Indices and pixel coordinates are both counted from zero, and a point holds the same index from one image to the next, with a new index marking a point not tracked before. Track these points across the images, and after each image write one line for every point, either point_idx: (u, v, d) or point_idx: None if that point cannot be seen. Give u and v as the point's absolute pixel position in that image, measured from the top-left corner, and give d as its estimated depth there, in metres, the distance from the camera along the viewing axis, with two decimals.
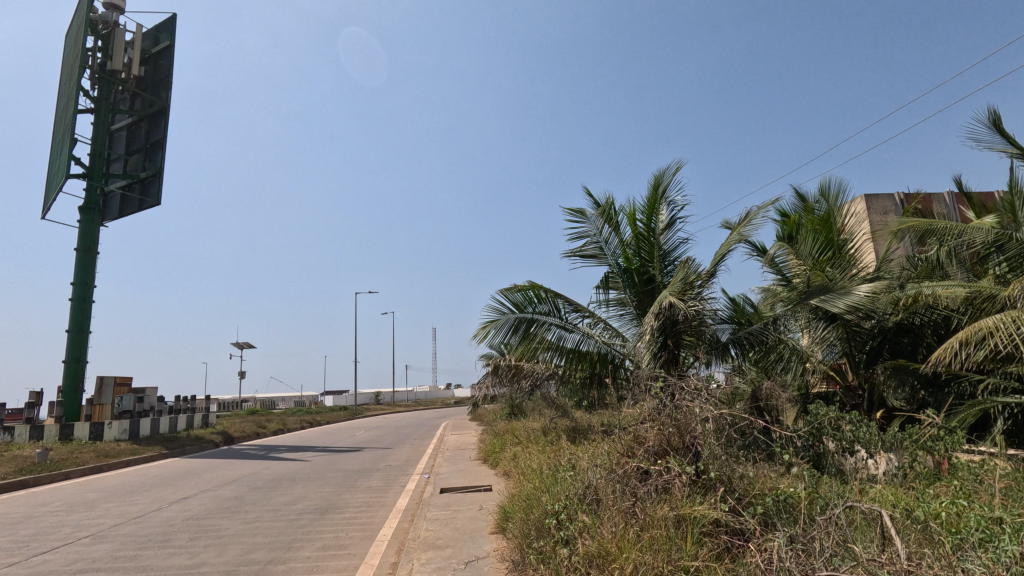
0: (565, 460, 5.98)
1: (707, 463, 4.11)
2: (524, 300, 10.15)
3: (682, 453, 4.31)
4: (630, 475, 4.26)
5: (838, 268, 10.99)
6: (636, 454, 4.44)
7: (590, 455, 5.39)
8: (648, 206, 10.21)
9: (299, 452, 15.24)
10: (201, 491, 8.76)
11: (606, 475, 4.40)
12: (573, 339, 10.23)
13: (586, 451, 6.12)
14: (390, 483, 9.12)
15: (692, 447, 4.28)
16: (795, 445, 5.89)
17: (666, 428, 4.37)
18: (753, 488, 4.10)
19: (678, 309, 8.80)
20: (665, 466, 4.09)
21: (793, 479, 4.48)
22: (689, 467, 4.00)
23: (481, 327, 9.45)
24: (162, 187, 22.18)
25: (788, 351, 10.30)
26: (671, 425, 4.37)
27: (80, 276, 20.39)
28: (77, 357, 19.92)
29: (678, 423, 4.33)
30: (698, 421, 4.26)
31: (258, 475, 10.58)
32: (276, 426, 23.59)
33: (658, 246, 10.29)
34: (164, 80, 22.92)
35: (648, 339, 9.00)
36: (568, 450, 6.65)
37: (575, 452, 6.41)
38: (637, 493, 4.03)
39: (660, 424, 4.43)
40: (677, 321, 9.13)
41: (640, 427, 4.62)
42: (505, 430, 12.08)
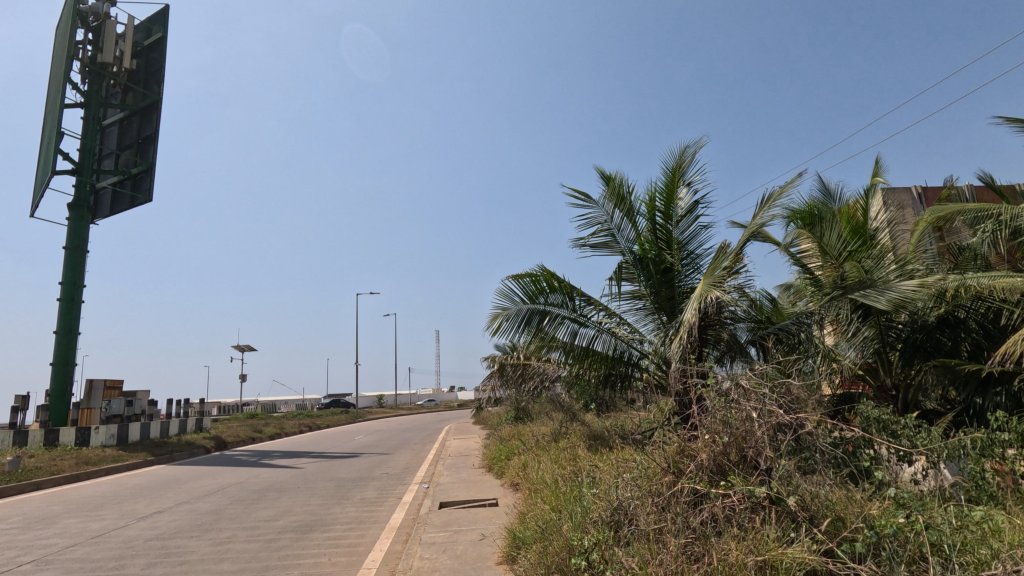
0: (585, 474, 5.13)
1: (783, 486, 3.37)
2: (534, 289, 9.35)
3: (743, 468, 3.66)
4: (681, 498, 3.55)
5: (874, 259, 10.01)
6: (686, 473, 3.75)
7: (618, 472, 4.54)
8: (664, 189, 9.36)
9: (293, 458, 14.45)
10: (177, 504, 7.97)
11: (648, 494, 3.69)
12: (586, 335, 9.41)
13: (607, 463, 5.29)
14: (386, 494, 8.30)
15: (757, 462, 3.63)
16: (849, 455, 5.03)
17: (722, 438, 3.72)
18: (838, 511, 3.38)
19: (709, 304, 7.84)
20: (727, 488, 3.39)
21: (877, 500, 3.72)
22: (762, 489, 3.31)
23: (488, 317, 8.67)
24: (154, 183, 21.52)
25: (827, 355, 9.28)
26: (728, 435, 3.72)
27: (69, 275, 19.68)
28: (66, 359, 19.22)
29: (738, 433, 3.68)
30: (764, 432, 3.61)
31: (245, 485, 9.77)
32: (273, 430, 22.77)
33: (678, 233, 9.43)
34: (156, 73, 22.28)
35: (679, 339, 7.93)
36: (586, 461, 5.80)
37: (594, 463, 5.59)
38: (694, 524, 3.33)
39: (713, 435, 3.79)
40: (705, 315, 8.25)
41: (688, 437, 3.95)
42: (512, 435, 11.24)
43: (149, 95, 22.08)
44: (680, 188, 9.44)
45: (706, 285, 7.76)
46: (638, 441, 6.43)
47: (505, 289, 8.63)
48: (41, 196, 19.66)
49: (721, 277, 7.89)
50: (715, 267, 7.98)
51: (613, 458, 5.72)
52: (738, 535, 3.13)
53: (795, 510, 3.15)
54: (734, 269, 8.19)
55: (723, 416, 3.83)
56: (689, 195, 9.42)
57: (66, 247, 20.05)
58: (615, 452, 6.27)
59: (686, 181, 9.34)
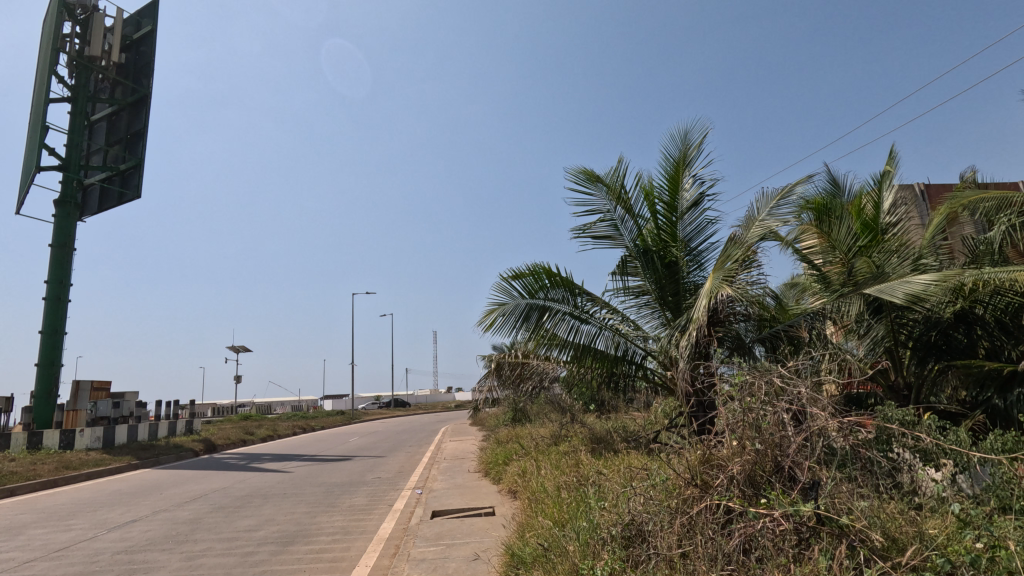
0: (590, 483, 4.70)
1: (829, 504, 3.01)
2: (533, 282, 8.92)
3: (779, 480, 3.30)
4: (713, 517, 3.17)
5: (886, 253, 9.56)
6: (714, 486, 3.37)
7: (627, 482, 4.12)
8: (667, 180, 8.94)
9: (283, 462, 13.97)
10: (155, 512, 7.51)
11: (672, 513, 3.31)
12: (588, 332, 8.99)
13: (612, 470, 4.85)
14: (376, 500, 7.86)
15: (794, 473, 3.27)
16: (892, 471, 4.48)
17: (754, 445, 3.35)
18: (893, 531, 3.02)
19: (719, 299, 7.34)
20: (767, 506, 3.03)
21: (930, 522, 3.31)
22: (810, 507, 2.95)
23: (485, 313, 8.26)
24: (143, 179, 21.07)
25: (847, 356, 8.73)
26: (762, 442, 3.36)
27: (55, 274, 19.18)
28: (52, 360, 18.71)
29: (772, 440, 3.32)
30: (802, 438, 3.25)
31: (229, 490, 9.30)
32: (265, 432, 22.28)
33: (683, 226, 8.98)
34: (146, 67, 21.82)
35: (688, 336, 7.46)
36: (589, 468, 5.34)
37: (597, 468, 5.16)
38: (731, 551, 2.94)
39: (744, 442, 3.41)
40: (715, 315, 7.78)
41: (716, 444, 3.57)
42: (510, 437, 10.80)
43: (138, 89, 21.61)
44: (684, 178, 8.95)
45: (716, 280, 7.26)
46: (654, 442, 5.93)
47: (503, 283, 8.21)
48: (26, 192, 19.14)
49: (732, 272, 7.37)
50: (726, 261, 7.46)
51: (621, 465, 5.28)
52: (784, 566, 2.76)
53: (851, 533, 2.80)
54: (746, 264, 7.66)
55: (751, 421, 3.50)
56: (694, 187, 8.93)
57: (52, 244, 19.53)
58: (624, 459, 5.80)
59: (691, 171, 8.85)
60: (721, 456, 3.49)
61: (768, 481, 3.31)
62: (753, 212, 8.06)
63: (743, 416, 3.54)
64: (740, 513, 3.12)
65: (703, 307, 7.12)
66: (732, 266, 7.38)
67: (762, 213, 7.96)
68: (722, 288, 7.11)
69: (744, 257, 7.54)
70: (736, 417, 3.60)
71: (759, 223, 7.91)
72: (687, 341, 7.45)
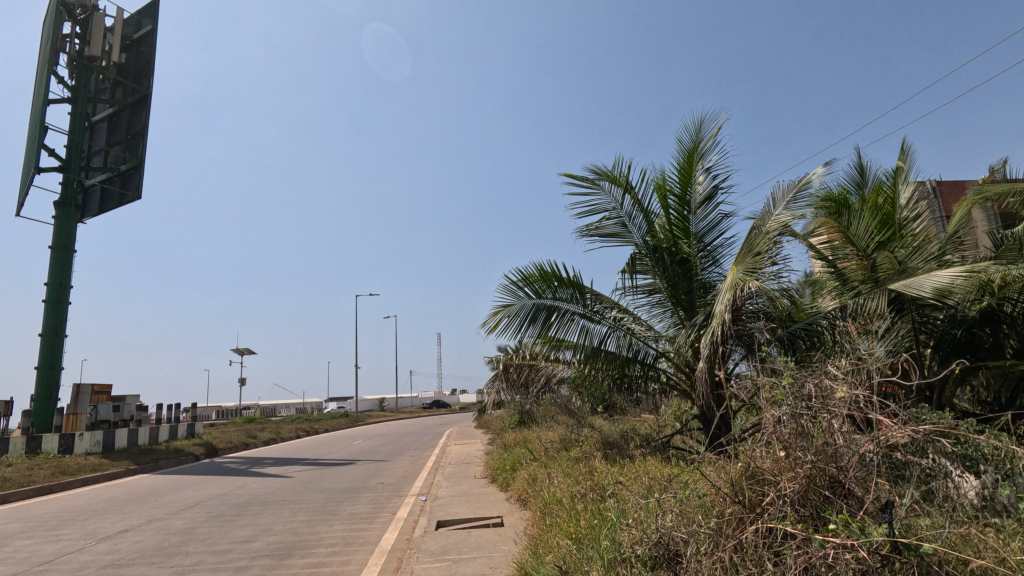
0: (608, 496, 4.36)
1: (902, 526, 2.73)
2: (540, 281, 8.57)
3: (834, 496, 3.03)
4: (767, 541, 2.88)
5: (910, 247, 9.08)
6: (763, 507, 3.07)
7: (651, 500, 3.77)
8: (678, 173, 8.54)
9: (284, 466, 13.66)
10: (148, 521, 7.22)
11: (717, 537, 3.00)
12: (599, 333, 8.65)
13: (629, 482, 4.51)
14: (379, 508, 7.54)
15: (852, 489, 3.01)
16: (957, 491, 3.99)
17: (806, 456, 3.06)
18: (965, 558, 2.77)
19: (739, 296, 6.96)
20: (832, 529, 2.74)
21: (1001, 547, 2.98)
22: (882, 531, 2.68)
23: (490, 314, 7.92)
24: (144, 180, 20.89)
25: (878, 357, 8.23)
26: (815, 455, 3.08)
27: (55, 276, 18.96)
28: (52, 363, 18.50)
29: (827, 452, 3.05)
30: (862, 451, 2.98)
31: (227, 497, 8.99)
32: (267, 436, 21.98)
33: (695, 222, 8.57)
34: (146, 67, 21.64)
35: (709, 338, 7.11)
36: (604, 477, 4.98)
37: (612, 478, 4.82)
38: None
39: (795, 454, 3.13)
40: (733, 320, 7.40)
41: (760, 456, 3.27)
42: (517, 441, 10.42)
43: (139, 90, 21.43)
44: (696, 170, 8.54)
45: (738, 273, 6.87)
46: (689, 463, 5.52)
47: (508, 282, 7.88)
48: (26, 194, 18.96)
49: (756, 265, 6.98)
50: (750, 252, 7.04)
51: (638, 477, 4.90)
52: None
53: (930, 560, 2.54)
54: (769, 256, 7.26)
55: (800, 429, 3.21)
56: (706, 179, 8.51)
57: (52, 246, 19.32)
58: (641, 467, 5.44)
59: (703, 163, 8.44)
60: (767, 470, 3.17)
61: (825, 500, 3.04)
62: (769, 207, 7.69)
63: (788, 422, 3.25)
64: (802, 539, 2.80)
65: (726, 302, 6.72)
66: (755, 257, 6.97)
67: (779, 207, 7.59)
68: (746, 281, 6.71)
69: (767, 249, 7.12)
70: (779, 424, 3.29)
71: (775, 217, 7.52)
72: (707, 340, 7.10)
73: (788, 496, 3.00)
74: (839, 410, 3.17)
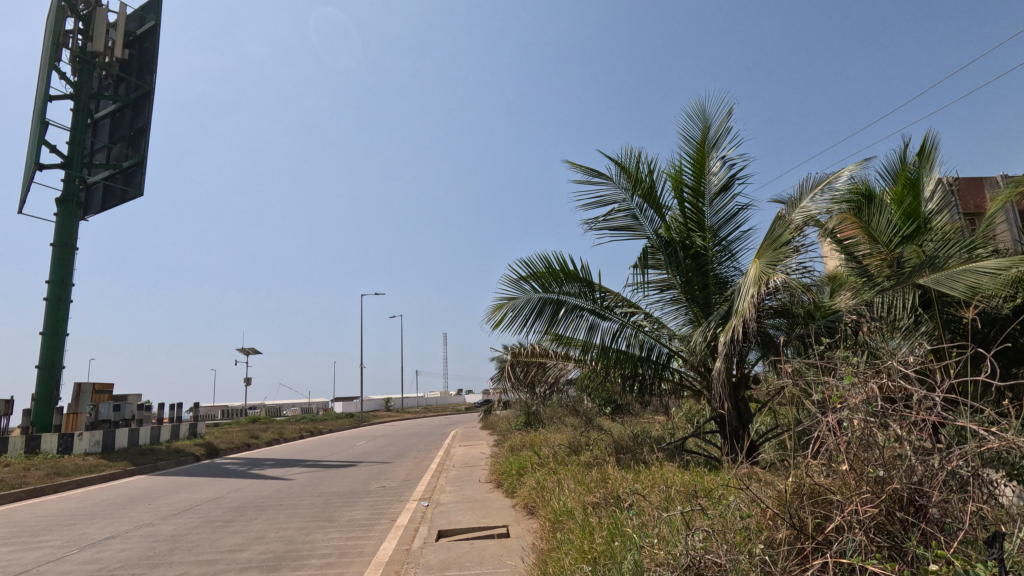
0: (624, 508, 3.97)
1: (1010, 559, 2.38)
2: (546, 275, 8.17)
3: (913, 517, 2.75)
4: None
5: (939, 241, 8.51)
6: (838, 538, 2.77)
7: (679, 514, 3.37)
8: (691, 161, 8.03)
9: (284, 468, 13.33)
10: (136, 527, 6.90)
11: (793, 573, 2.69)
12: (609, 330, 8.24)
13: (647, 495, 4.10)
14: (379, 515, 7.17)
15: (939, 509, 2.70)
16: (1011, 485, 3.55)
17: (875, 471, 2.83)
18: None
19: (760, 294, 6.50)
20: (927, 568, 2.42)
21: None
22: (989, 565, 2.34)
23: (495, 308, 7.56)
24: (146, 177, 20.69)
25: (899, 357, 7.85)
26: (889, 473, 2.81)
27: (56, 274, 18.77)
28: (52, 362, 18.30)
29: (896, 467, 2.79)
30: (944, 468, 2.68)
31: (222, 501, 8.66)
32: (270, 436, 21.70)
33: (710, 214, 8.06)
34: (149, 63, 21.43)
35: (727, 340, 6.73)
36: (620, 486, 4.57)
37: (628, 488, 4.41)
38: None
39: (864, 474, 2.86)
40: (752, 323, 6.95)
41: (821, 476, 3.02)
42: (524, 444, 10.01)
43: (142, 86, 21.21)
44: (710, 159, 8.01)
45: (761, 266, 6.44)
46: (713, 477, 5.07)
47: (514, 275, 7.50)
48: (27, 191, 18.76)
49: (779, 258, 6.54)
50: (773, 242, 6.59)
51: (656, 487, 4.49)
52: None
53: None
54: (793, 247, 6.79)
55: (861, 442, 2.94)
56: (722, 168, 7.97)
57: (54, 244, 19.10)
58: (657, 475, 5.02)
59: (718, 152, 7.91)
60: (829, 490, 2.93)
61: (902, 528, 2.78)
62: (792, 199, 7.31)
63: (848, 433, 2.98)
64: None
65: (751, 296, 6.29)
66: (779, 246, 6.52)
67: (804, 200, 7.18)
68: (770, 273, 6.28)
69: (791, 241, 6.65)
70: (838, 438, 3.00)
71: (801, 210, 7.09)
72: (727, 338, 6.69)
73: (857, 521, 2.75)
74: (908, 418, 2.88)
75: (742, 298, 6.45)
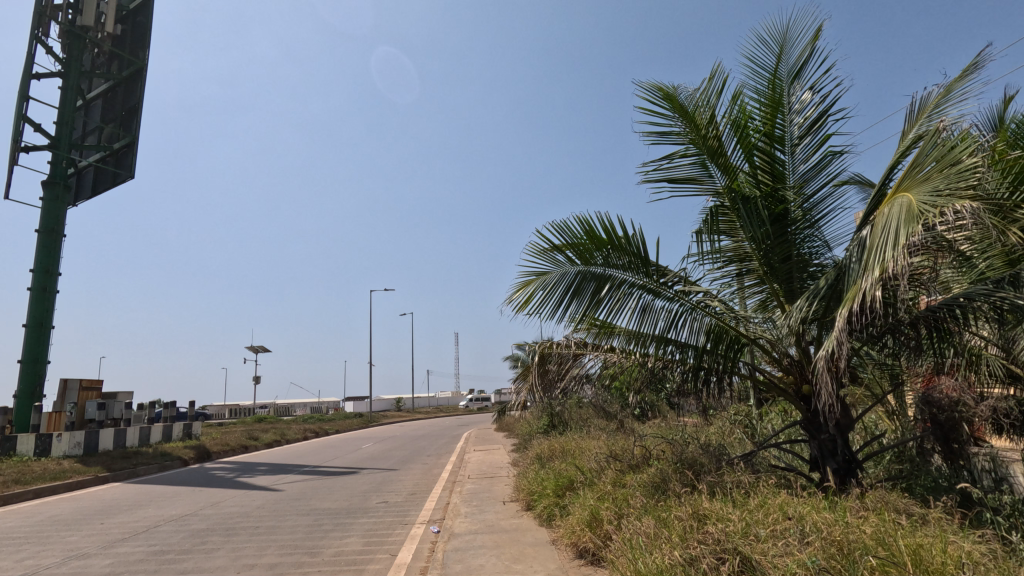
0: None
1: None
2: (588, 243, 5.91)
3: None
4: None
5: None
6: None
7: None
8: (767, 98, 6.32)
9: (276, 475, 11.80)
10: (65, 560, 5.38)
11: None
12: (665, 311, 6.40)
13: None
14: (376, 546, 5.58)
15: None
16: None
17: None
18: None
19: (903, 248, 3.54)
20: None
21: None
22: None
23: (518, 288, 5.88)
24: (139, 159, 19.47)
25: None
26: None
27: (40, 262, 17.42)
28: (36, 357, 17.09)
29: None
30: None
31: (190, 520, 7.13)
32: (271, 437, 20.31)
33: (792, 165, 6.36)
34: (144, 38, 20.25)
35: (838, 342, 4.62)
36: (747, 547, 2.95)
37: (772, 561, 2.80)
38: None
39: None
40: (877, 315, 4.83)
41: None
42: (555, 453, 8.30)
43: (135, 62, 20.01)
44: (793, 93, 6.30)
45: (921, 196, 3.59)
46: (864, 518, 3.39)
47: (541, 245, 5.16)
48: (10, 173, 17.49)
49: (961, 179, 3.58)
50: (937, 155, 3.69)
51: (802, 547, 2.91)
52: None
53: None
54: (979, 166, 3.77)
55: None
56: (809, 105, 6.23)
57: (39, 231, 17.79)
58: (778, 514, 3.33)
59: (804, 84, 6.21)
60: None
61: None
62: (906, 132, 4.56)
63: None
64: None
65: (902, 238, 3.51)
66: (951, 165, 3.59)
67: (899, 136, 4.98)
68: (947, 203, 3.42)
69: (969, 160, 3.61)
70: None
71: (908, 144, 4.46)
72: (846, 326, 4.51)
73: None
74: None
75: (882, 247, 3.68)
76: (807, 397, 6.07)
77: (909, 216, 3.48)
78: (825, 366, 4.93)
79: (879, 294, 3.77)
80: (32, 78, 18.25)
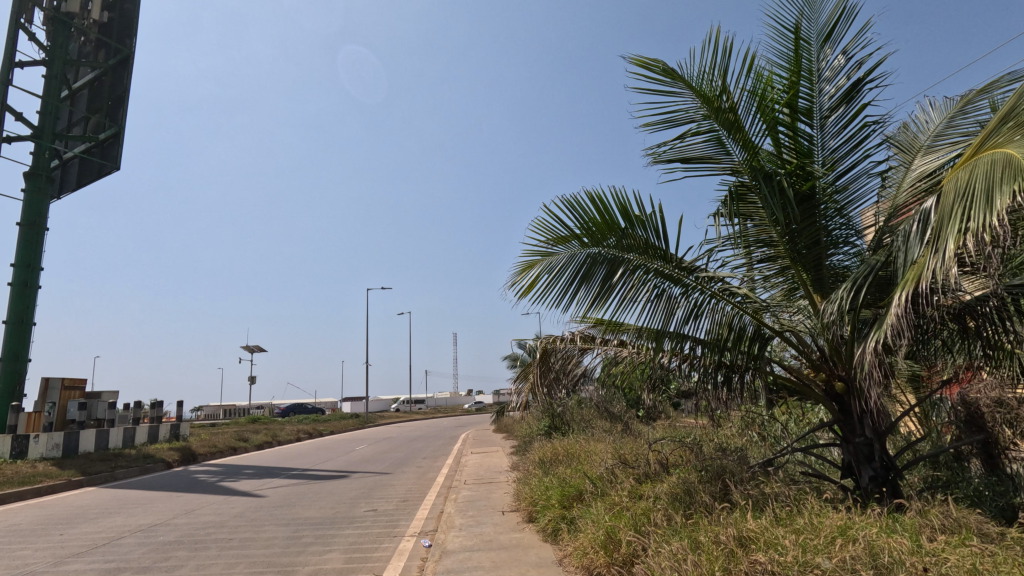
0: None
1: None
2: (599, 223, 5.30)
3: None
4: None
5: None
6: None
7: None
8: (794, 66, 5.65)
9: (262, 479, 11.16)
10: None
11: None
12: (684, 301, 5.76)
13: None
14: (359, 564, 4.94)
15: None
16: None
17: None
18: None
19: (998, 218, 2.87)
20: None
21: None
22: None
23: (520, 272, 5.27)
24: (124, 150, 19.20)
25: None
26: None
27: (21, 256, 16.76)
28: (16, 355, 16.46)
29: None
30: None
31: (158, 531, 6.50)
32: (262, 438, 19.66)
33: (823, 141, 5.71)
34: (131, 26, 19.75)
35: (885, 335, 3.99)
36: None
37: None
38: None
39: None
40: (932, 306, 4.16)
41: None
42: (559, 457, 7.67)
43: (122, 50, 19.51)
44: (824, 58, 5.64)
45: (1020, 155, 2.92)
46: (946, 549, 2.75)
47: None
48: None
49: None
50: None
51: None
52: None
53: None
54: None
55: None
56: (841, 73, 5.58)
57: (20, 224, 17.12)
58: (837, 537, 2.75)
59: (835, 47, 5.55)
60: None
61: None
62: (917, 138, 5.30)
63: None
64: None
65: (1001, 205, 2.85)
66: None
67: (920, 148, 5.23)
68: None
69: None
70: None
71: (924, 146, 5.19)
72: (897, 315, 3.86)
73: None
74: None
75: (970, 219, 3.00)
76: (841, 396, 5.40)
77: (1010, 172, 2.85)
78: (868, 364, 4.27)
79: (954, 273, 3.13)
80: (14, 66, 17.60)
